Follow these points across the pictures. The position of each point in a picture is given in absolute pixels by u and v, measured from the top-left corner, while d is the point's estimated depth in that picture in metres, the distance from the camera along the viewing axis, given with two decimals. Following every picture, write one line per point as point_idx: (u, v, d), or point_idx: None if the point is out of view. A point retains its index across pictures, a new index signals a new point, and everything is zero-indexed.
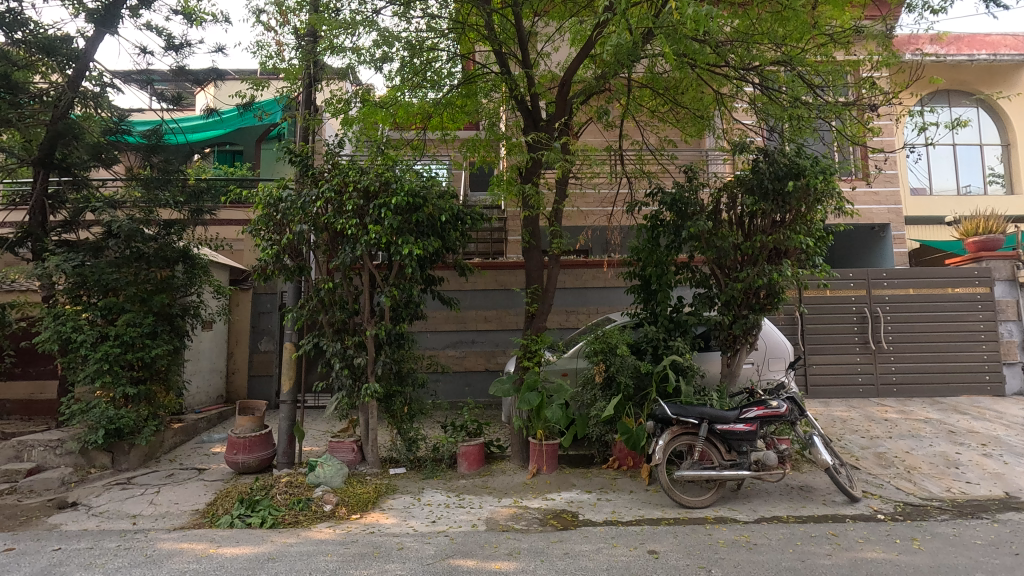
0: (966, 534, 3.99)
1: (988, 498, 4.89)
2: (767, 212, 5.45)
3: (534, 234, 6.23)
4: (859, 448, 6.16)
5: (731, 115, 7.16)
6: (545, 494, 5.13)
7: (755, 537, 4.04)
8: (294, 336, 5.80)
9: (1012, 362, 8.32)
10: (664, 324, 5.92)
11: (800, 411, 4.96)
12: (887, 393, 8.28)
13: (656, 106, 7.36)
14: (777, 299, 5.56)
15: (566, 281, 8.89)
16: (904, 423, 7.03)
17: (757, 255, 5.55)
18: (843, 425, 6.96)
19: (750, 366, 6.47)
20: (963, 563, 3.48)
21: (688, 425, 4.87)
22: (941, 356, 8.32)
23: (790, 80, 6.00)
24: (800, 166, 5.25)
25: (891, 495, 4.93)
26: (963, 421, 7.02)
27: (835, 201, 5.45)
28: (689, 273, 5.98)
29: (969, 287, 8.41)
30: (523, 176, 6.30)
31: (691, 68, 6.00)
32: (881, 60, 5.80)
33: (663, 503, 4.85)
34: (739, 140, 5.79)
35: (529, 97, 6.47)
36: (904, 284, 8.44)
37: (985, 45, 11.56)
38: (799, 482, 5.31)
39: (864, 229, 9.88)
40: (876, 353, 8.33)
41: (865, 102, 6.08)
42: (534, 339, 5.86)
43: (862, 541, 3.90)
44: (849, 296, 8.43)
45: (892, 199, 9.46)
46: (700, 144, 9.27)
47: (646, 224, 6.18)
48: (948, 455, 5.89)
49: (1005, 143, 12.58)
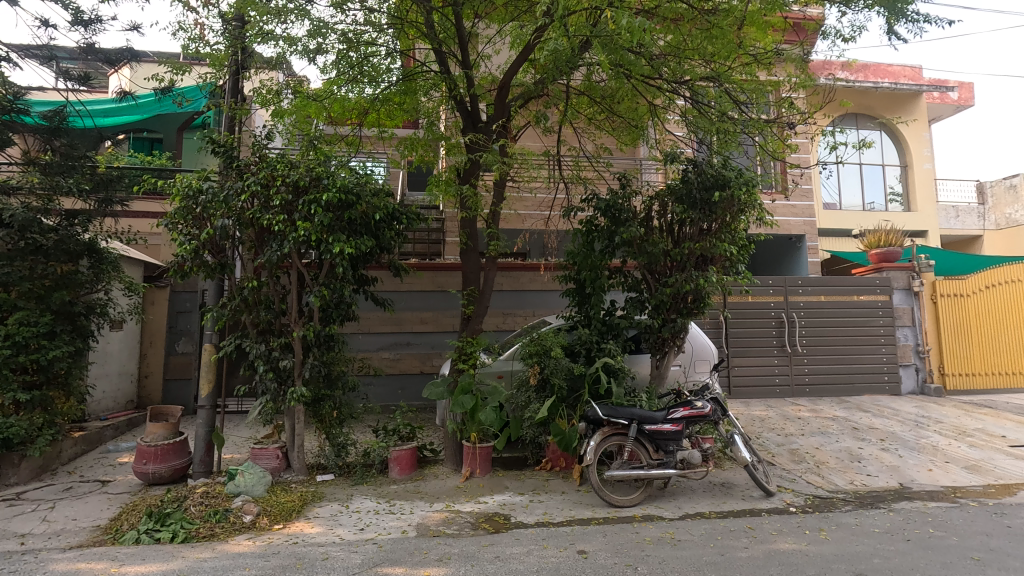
0: (866, 523, 4.31)
1: (885, 489, 5.32)
2: (695, 220, 5.69)
3: (471, 235, 6.18)
4: (776, 445, 6.54)
5: (664, 127, 7.44)
6: (478, 498, 5.09)
7: (679, 533, 4.19)
8: (214, 337, 5.45)
9: (908, 364, 9.12)
10: (598, 328, 6.04)
11: (723, 411, 5.19)
12: (801, 393, 8.84)
13: (593, 114, 7.50)
14: (703, 304, 5.81)
15: (503, 283, 8.91)
16: (814, 421, 7.53)
17: (685, 261, 5.77)
18: (761, 423, 7.36)
19: (677, 368, 6.72)
20: (864, 550, 3.75)
21: (618, 425, 5.00)
22: (848, 358, 8.99)
23: (718, 95, 6.30)
24: (725, 177, 5.53)
25: (802, 489, 5.26)
26: (866, 419, 7.62)
27: (757, 212, 5.77)
28: (621, 277, 6.14)
29: (872, 294, 9.16)
30: (460, 177, 6.24)
31: (627, 79, 6.24)
32: (799, 82, 6.22)
33: (594, 503, 4.94)
34: (671, 150, 5.99)
35: (469, 98, 6.42)
36: (817, 291, 9.07)
37: (888, 75, 12.93)
38: (720, 479, 5.56)
39: (783, 239, 10.54)
40: (792, 356, 8.89)
41: (784, 120, 6.43)
42: (469, 341, 5.82)
43: (776, 534, 4.13)
44: (769, 302, 8.95)
45: (808, 212, 10.16)
46: (635, 153, 9.58)
47: (582, 229, 6.27)
48: (851, 450, 6.37)
49: (903, 164, 13.82)
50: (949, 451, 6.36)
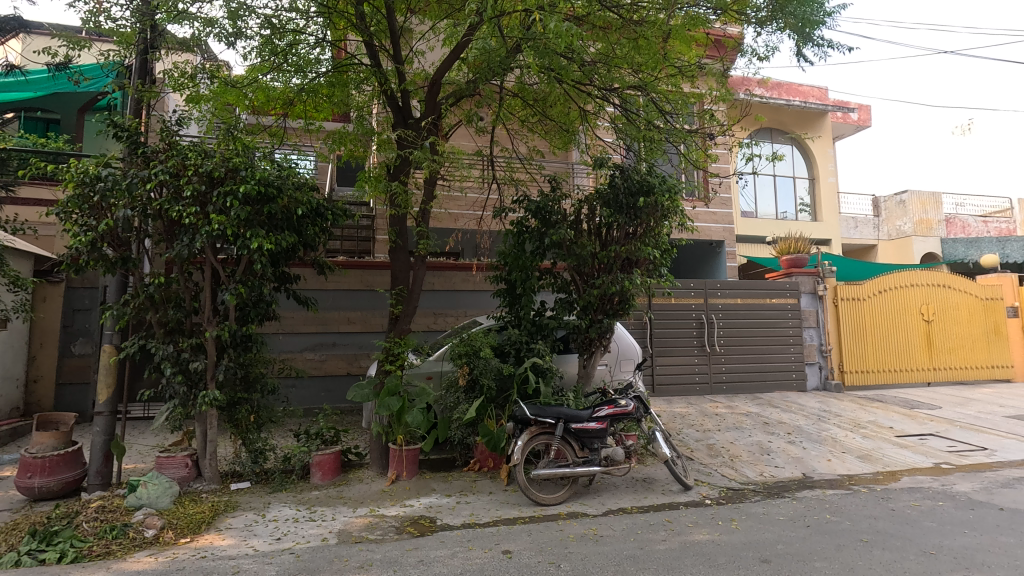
0: (772, 512, 4.61)
1: (790, 479, 5.71)
2: (621, 224, 5.87)
3: (401, 233, 6.06)
4: (694, 440, 6.86)
5: (594, 133, 7.63)
6: (403, 501, 4.99)
7: (602, 529, 4.30)
8: (114, 337, 5.01)
9: (812, 363, 9.85)
10: (527, 328, 6.10)
11: (646, 409, 5.38)
12: (718, 390, 9.33)
13: (526, 116, 7.57)
14: (628, 305, 5.99)
15: (435, 283, 8.81)
16: (730, 416, 7.97)
17: (612, 264, 5.92)
18: (682, 420, 7.70)
19: (603, 367, 6.91)
20: (769, 538, 4.00)
21: (545, 425, 5.06)
22: (760, 357, 9.58)
23: (645, 104, 6.52)
24: (650, 184, 5.77)
25: (717, 482, 5.55)
26: (775, 414, 8.15)
27: (679, 218, 6.03)
28: (551, 278, 6.22)
29: (783, 298, 9.81)
30: (390, 174, 6.10)
31: (559, 84, 6.35)
32: (719, 96, 6.57)
33: (520, 502, 4.98)
34: (600, 155, 6.15)
35: (400, 94, 6.28)
36: (734, 294, 9.60)
37: (799, 94, 13.92)
38: (642, 474, 5.76)
39: (704, 244, 11.09)
40: (710, 355, 9.35)
41: (706, 131, 6.73)
42: (397, 342, 5.70)
43: (692, 526, 4.32)
44: (690, 304, 9.39)
45: (726, 220, 10.74)
46: (567, 157, 9.76)
47: (513, 230, 6.28)
48: (762, 444, 6.79)
49: (811, 177, 14.91)
50: (846, 442, 6.92)
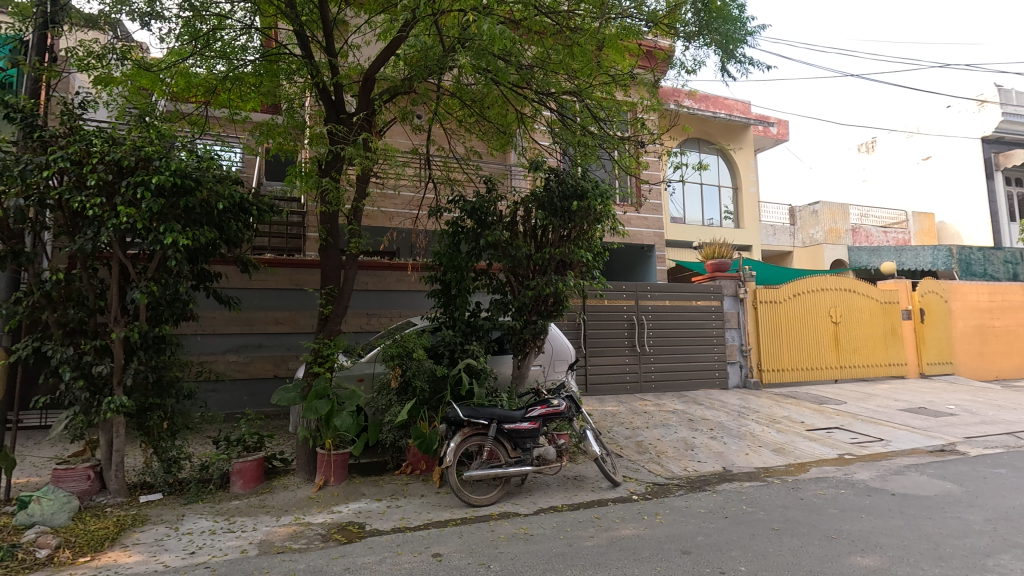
0: (694, 505, 4.82)
1: (711, 473, 6.01)
2: (556, 227, 5.96)
3: (332, 231, 5.86)
4: (624, 438, 7.08)
5: (531, 136, 7.71)
6: (331, 508, 4.84)
7: (532, 528, 4.34)
8: (4, 339, 4.54)
9: (733, 362, 10.41)
10: (462, 329, 6.07)
11: (577, 408, 5.49)
12: (647, 389, 9.67)
13: (464, 116, 7.56)
14: (562, 307, 6.08)
15: (368, 283, 8.61)
16: (657, 414, 8.28)
17: (546, 265, 6.00)
18: (612, 418, 7.92)
19: (537, 368, 6.99)
20: (690, 530, 4.19)
21: (478, 426, 5.05)
22: (687, 356, 10.02)
23: (580, 110, 6.66)
24: (583, 189, 5.90)
25: (644, 478, 5.75)
26: (699, 411, 8.55)
27: (612, 222, 6.19)
28: (486, 279, 6.23)
29: (708, 300, 10.31)
30: (322, 170, 5.89)
31: (497, 85, 6.37)
32: (650, 105, 6.81)
33: (452, 504, 4.94)
34: (535, 158, 6.23)
35: (333, 88, 6.07)
36: (663, 296, 9.99)
37: (724, 107, 14.71)
38: (574, 472, 5.88)
39: (636, 248, 11.47)
40: (640, 355, 9.68)
41: (638, 138, 6.94)
42: (326, 343, 5.51)
43: (619, 521, 4.45)
44: (622, 305, 9.68)
45: (657, 225, 11.17)
46: (505, 158, 9.83)
47: (448, 229, 6.23)
48: (687, 440, 7.09)
49: (734, 186, 15.78)
50: (763, 437, 7.36)
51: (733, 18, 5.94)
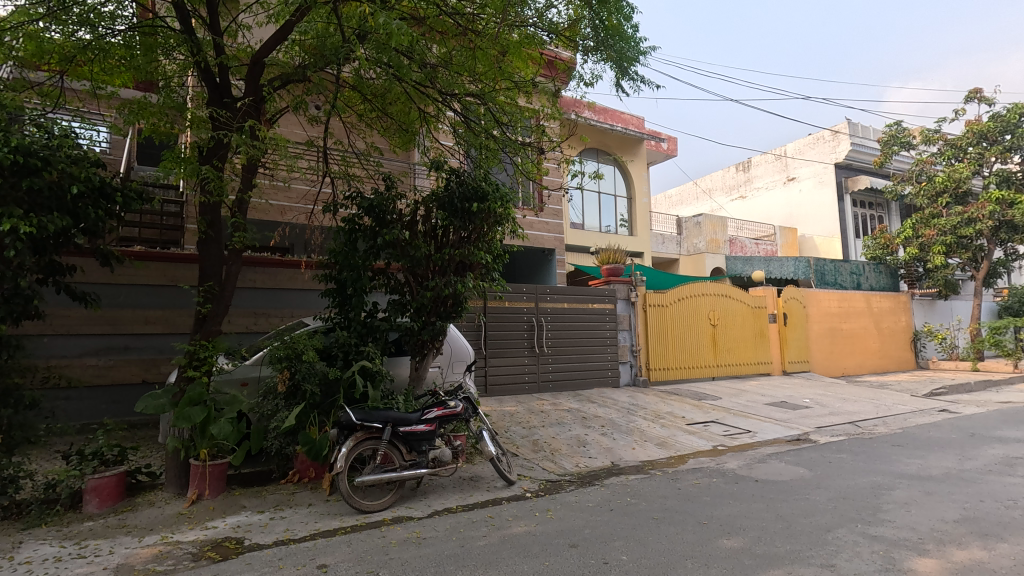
0: (583, 499, 5.03)
1: (601, 468, 6.30)
2: (456, 228, 5.95)
3: (212, 224, 5.42)
4: (520, 437, 7.22)
5: (435, 135, 7.65)
6: (205, 523, 4.46)
7: (425, 532, 4.29)
8: None
9: (625, 362, 11.00)
10: (357, 330, 5.86)
11: (474, 409, 5.52)
12: (544, 389, 9.94)
13: (364, 111, 7.35)
14: (462, 308, 6.07)
15: (256, 280, 8.08)
16: (553, 413, 8.55)
17: (446, 266, 5.97)
18: (510, 418, 8.05)
19: (435, 369, 6.95)
20: (579, 523, 4.36)
21: (372, 430, 4.90)
22: (582, 357, 10.44)
23: (482, 113, 6.70)
24: (484, 191, 5.93)
25: (538, 475, 5.91)
26: (592, 409, 8.94)
27: (511, 226, 6.30)
28: (384, 279, 6.07)
29: (603, 303, 10.81)
30: (201, 156, 5.39)
31: (399, 82, 6.23)
32: (551, 114, 7.00)
33: (342, 512, 4.76)
34: (437, 158, 6.18)
35: (218, 69, 5.62)
36: (561, 299, 10.33)
37: (620, 120, 15.57)
38: (470, 473, 5.89)
39: (537, 251, 11.75)
40: (539, 355, 9.93)
41: (539, 145, 7.09)
42: (204, 345, 5.07)
43: (512, 519, 4.53)
44: (522, 307, 9.87)
45: (557, 229, 11.52)
46: (408, 156, 9.67)
47: (343, 226, 5.99)
48: (579, 437, 7.38)
49: (629, 196, 16.70)
50: (648, 432, 7.85)
51: (627, 38, 6.29)
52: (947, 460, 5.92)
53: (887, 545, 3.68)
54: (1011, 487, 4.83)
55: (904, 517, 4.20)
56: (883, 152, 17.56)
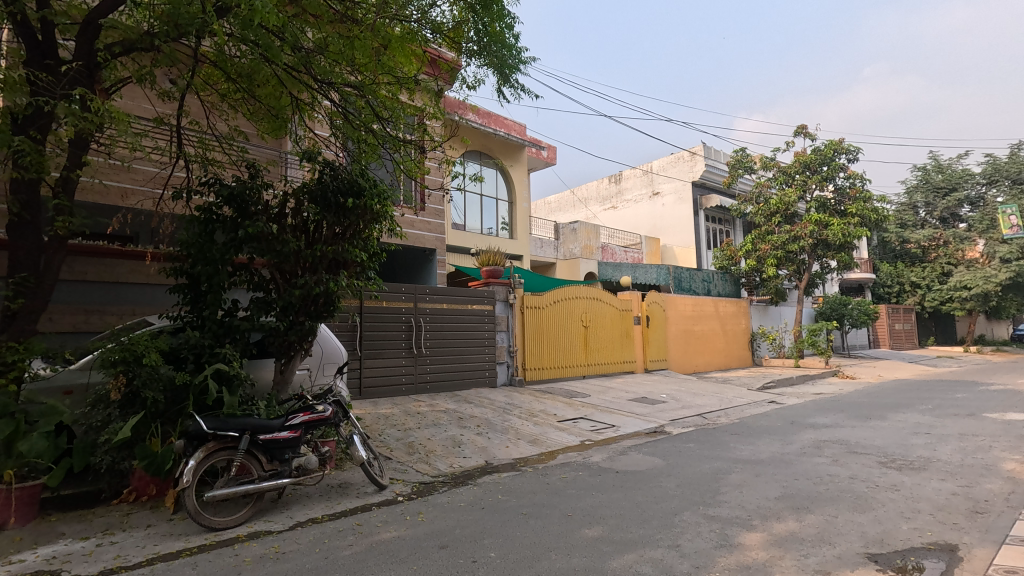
0: (455, 500, 5.04)
1: (475, 467, 6.36)
2: (329, 223, 5.64)
3: (29, 205, 4.62)
4: (395, 440, 7.05)
5: (309, 124, 7.25)
6: (9, 557, 3.77)
7: (285, 546, 4.02)
8: None
9: (502, 362, 11.22)
10: (212, 330, 5.34)
11: (344, 413, 5.30)
12: (421, 390, 9.81)
13: (228, 92, 6.75)
14: (334, 308, 5.74)
15: (88, 272, 7.07)
16: (429, 414, 8.47)
17: (317, 263, 5.61)
18: (384, 420, 7.83)
19: (303, 372, 6.60)
20: (449, 524, 4.36)
21: (227, 439, 4.49)
22: (460, 358, 10.47)
23: (361, 106, 6.47)
24: (360, 187, 5.71)
25: (411, 478, 5.81)
26: (469, 409, 9.01)
27: (389, 223, 6.15)
28: (247, 275, 5.61)
29: (482, 304, 10.93)
30: (12, 125, 4.59)
31: (268, 64, 5.79)
32: (433, 113, 6.92)
33: (187, 531, 4.29)
34: (309, 148, 5.84)
35: (40, 24, 4.82)
36: (440, 299, 10.28)
37: (503, 125, 15.94)
38: (338, 480, 5.63)
39: (418, 251, 11.57)
40: (417, 357, 9.78)
41: (420, 144, 6.99)
42: (14, 348, 4.41)
43: (381, 525, 4.40)
44: (400, 307, 9.66)
45: (439, 229, 11.43)
46: (279, 144, 9.05)
47: (198, 215, 5.43)
48: (455, 437, 7.39)
49: (510, 200, 17.09)
50: (522, 430, 8.09)
51: (509, 45, 6.42)
52: (772, 445, 6.82)
53: (723, 523, 4.14)
54: (819, 466, 5.69)
55: (737, 497, 4.76)
56: (731, 174, 19.80)
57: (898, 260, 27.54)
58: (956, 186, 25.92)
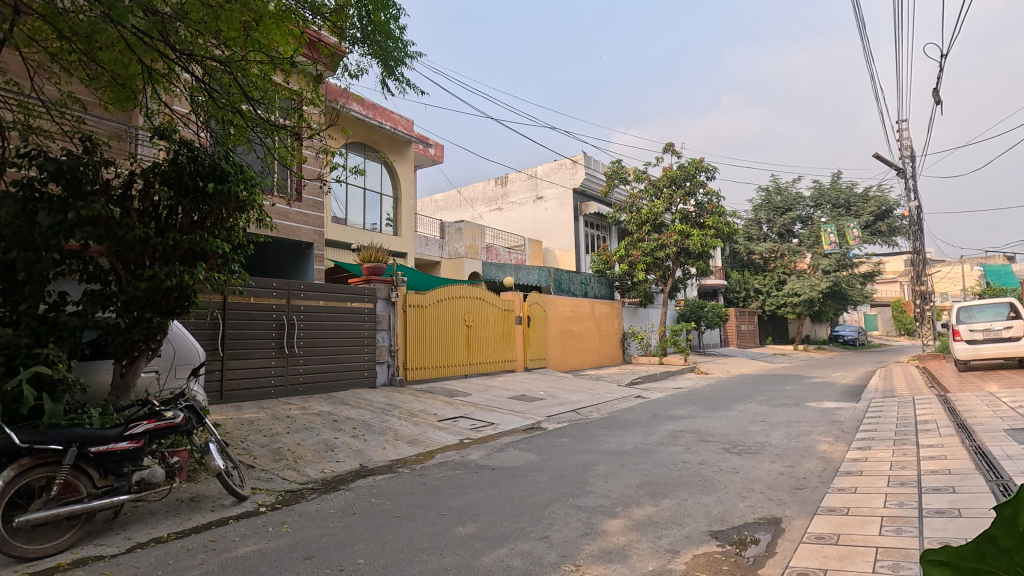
0: (324, 507, 4.80)
1: (348, 471, 6.11)
2: (185, 209, 5.08)
3: None
4: (259, 446, 6.54)
5: (164, 97, 6.49)
6: None
7: (119, 572, 3.55)
8: None
9: (381, 362, 10.89)
10: (31, 328, 4.58)
11: (198, 419, 4.82)
12: (293, 393, 9.21)
13: (59, 52, 5.83)
14: (189, 304, 5.18)
15: None
16: (301, 417, 7.98)
17: (169, 254, 5.03)
18: (249, 426, 7.24)
19: (150, 374, 5.91)
20: (316, 533, 4.13)
21: (47, 454, 3.88)
22: (336, 358, 9.98)
23: (226, 83, 5.91)
24: (224, 171, 5.20)
25: (276, 486, 5.43)
26: (345, 411, 8.63)
27: (257, 213, 5.69)
28: (80, 264, 4.89)
29: (361, 302, 10.52)
30: None
31: (112, 25, 5.08)
32: (310, 99, 6.50)
33: None
34: (162, 124, 5.23)
35: None
36: (316, 296, 9.73)
37: (388, 119, 15.57)
38: (190, 493, 5.09)
39: (293, 244, 10.86)
40: (288, 357, 9.17)
41: (296, 130, 6.54)
42: None
43: (238, 539, 4.06)
44: (269, 304, 9.00)
45: (317, 222, 10.82)
46: (127, 117, 8.00)
47: (13, 192, 4.61)
48: (328, 441, 7.04)
49: (394, 196, 16.65)
50: (401, 430, 7.92)
51: (394, 37, 6.26)
52: (636, 437, 7.36)
53: (589, 512, 4.39)
54: (674, 454, 6.25)
55: (603, 487, 5.07)
56: (609, 184, 21.05)
57: (745, 269, 31.10)
58: (790, 207, 29.81)
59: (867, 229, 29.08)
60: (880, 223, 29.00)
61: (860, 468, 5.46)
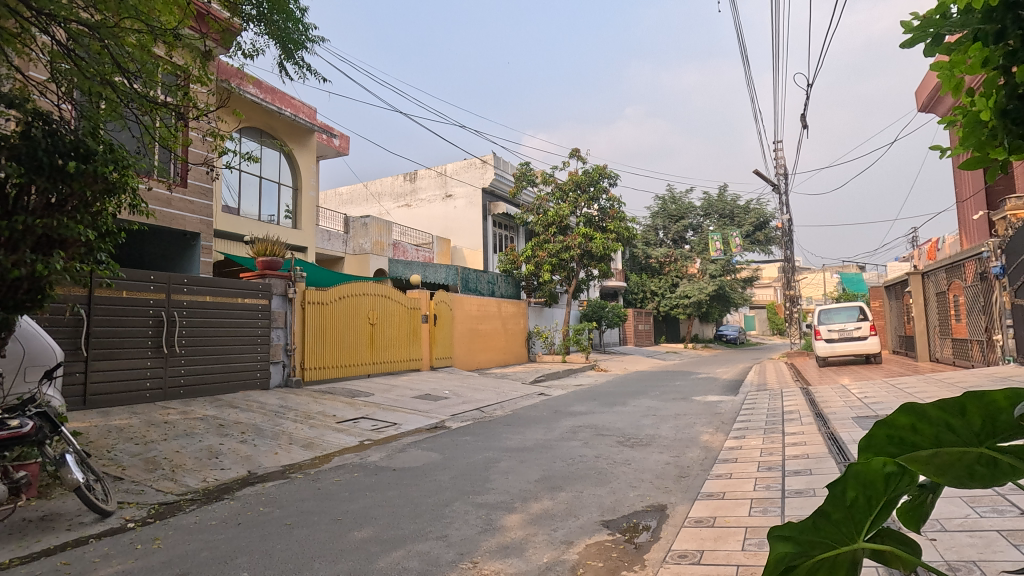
0: (204, 519, 4.43)
1: (233, 479, 5.68)
2: (39, 188, 4.41)
3: None
4: (130, 456, 5.91)
5: (17, 60, 5.66)
6: None
7: None
8: None
9: (276, 362, 10.26)
10: None
11: (53, 428, 4.26)
12: (172, 396, 8.42)
13: None
14: (42, 297, 4.69)
15: None
16: (180, 423, 7.30)
17: (17, 240, 4.38)
18: (117, 434, 6.51)
19: None
20: (193, 548, 3.81)
21: None
22: (225, 357, 9.26)
23: (95, 49, 5.25)
24: (88, 148, 4.62)
25: (148, 499, 4.93)
26: (233, 415, 8.02)
27: (130, 198, 5.22)
28: None
29: (254, 298, 9.85)
30: None
31: None
32: (197, 77, 5.93)
33: None
34: (12, 91, 4.56)
35: None
36: (202, 291, 8.99)
37: (288, 104, 14.71)
38: (40, 512, 4.48)
39: (175, 234, 9.95)
40: (167, 357, 8.38)
41: (179, 110, 5.94)
42: None
43: (98, 560, 3.64)
44: (145, 299, 8.18)
45: (205, 211, 9.98)
46: None
47: None
48: (211, 448, 6.51)
49: (294, 186, 15.74)
50: (295, 434, 7.51)
51: (294, 18, 5.93)
52: (537, 433, 7.53)
53: (489, 509, 4.42)
54: (572, 449, 6.47)
55: (504, 483, 5.14)
56: (517, 185, 21.40)
57: (643, 271, 32.90)
58: (683, 215, 32.04)
59: (748, 238, 32.02)
60: (758, 233, 32.06)
61: (735, 455, 5.99)
